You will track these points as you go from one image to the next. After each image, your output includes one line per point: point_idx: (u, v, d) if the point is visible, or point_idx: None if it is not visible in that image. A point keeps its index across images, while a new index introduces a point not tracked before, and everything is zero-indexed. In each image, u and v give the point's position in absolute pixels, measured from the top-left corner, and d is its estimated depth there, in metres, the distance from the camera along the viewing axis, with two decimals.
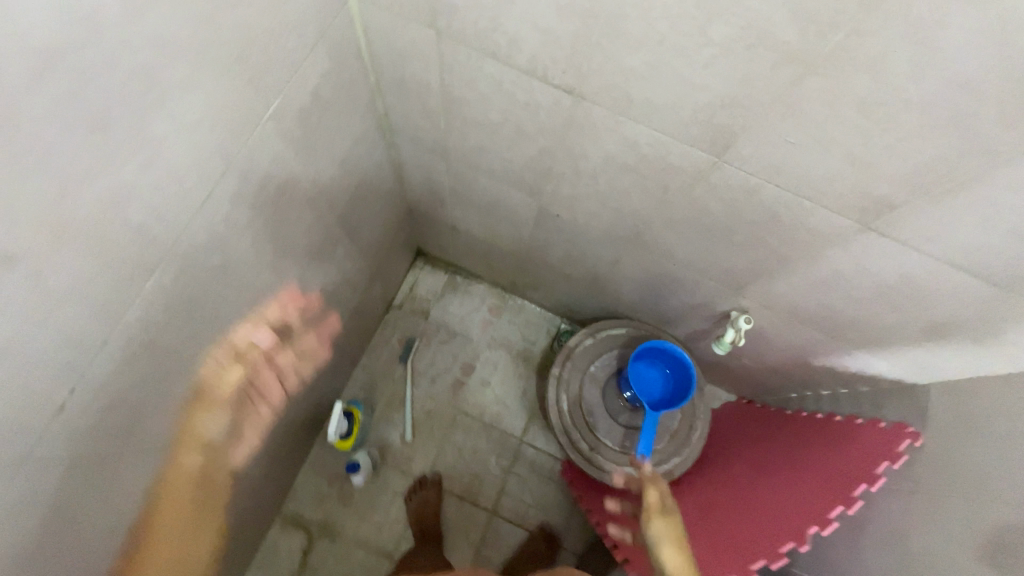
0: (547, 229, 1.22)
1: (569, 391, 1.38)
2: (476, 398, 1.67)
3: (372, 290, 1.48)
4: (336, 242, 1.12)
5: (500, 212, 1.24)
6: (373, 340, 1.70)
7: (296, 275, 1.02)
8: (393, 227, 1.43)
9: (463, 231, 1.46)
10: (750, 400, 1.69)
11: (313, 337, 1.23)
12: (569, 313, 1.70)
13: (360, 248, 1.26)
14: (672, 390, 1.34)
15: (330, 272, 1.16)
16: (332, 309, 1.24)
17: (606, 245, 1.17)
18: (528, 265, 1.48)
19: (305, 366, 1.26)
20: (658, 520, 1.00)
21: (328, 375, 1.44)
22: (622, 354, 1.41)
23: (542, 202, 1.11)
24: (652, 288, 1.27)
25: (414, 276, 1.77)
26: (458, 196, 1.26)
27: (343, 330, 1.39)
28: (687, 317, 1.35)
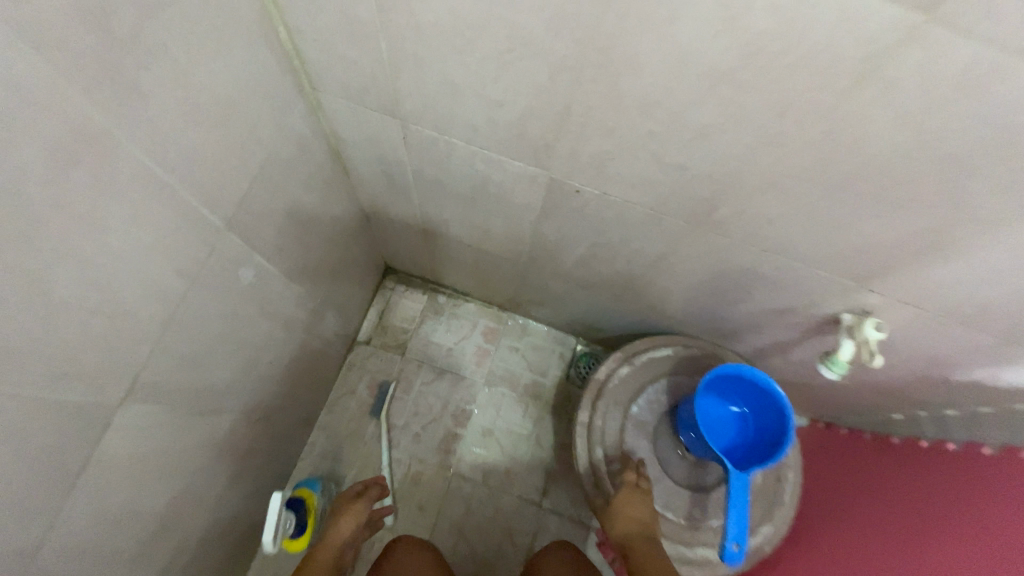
0: (562, 218, 0.82)
1: (605, 443, 0.97)
2: (476, 455, 1.25)
3: (322, 325, 1.07)
4: (240, 259, 0.71)
5: (490, 201, 0.85)
6: (334, 389, 1.28)
7: (163, 316, 0.61)
8: (341, 237, 1.02)
9: (440, 235, 1.07)
10: (829, 427, 1.29)
11: (225, 407, 0.81)
12: (587, 332, 1.30)
13: (289, 267, 0.85)
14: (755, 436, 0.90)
15: (238, 308, 0.75)
16: (252, 361, 0.83)
17: (653, 234, 0.78)
18: (533, 273, 1.08)
19: (218, 449, 0.84)
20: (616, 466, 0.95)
21: (266, 450, 1.01)
22: (674, 385, 1.01)
23: (556, 172, 0.72)
24: (715, 291, 0.88)
25: (383, 300, 1.36)
26: (427, 182, 0.87)
27: (281, 386, 0.97)
28: (762, 328, 0.95)
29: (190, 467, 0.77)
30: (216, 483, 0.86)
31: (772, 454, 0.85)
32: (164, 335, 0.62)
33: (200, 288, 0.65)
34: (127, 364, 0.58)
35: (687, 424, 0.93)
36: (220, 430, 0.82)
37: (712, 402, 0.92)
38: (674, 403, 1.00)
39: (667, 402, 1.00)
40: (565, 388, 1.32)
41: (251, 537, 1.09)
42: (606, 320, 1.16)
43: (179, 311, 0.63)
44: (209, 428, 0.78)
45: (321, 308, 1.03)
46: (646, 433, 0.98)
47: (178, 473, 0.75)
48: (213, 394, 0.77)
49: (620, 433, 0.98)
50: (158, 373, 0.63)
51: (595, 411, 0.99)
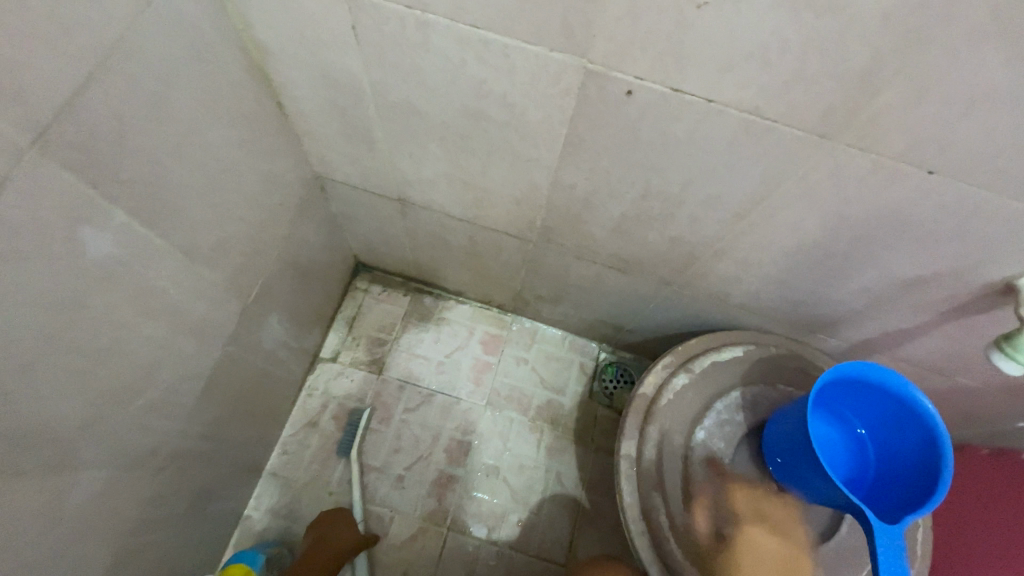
0: (599, 151, 0.55)
1: (664, 485, 0.67)
2: (478, 502, 0.95)
3: (264, 334, 0.78)
4: (79, 211, 0.43)
5: (492, 134, 0.58)
6: (289, 423, 0.97)
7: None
8: (286, 212, 0.74)
9: (422, 206, 0.79)
10: None
11: (83, 462, 0.51)
12: (614, 337, 1.02)
13: (193, 242, 0.57)
14: (886, 470, 0.63)
15: (87, 297, 0.46)
16: (133, 385, 0.54)
17: (743, 163, 0.51)
18: (548, 254, 0.80)
19: (79, 527, 0.53)
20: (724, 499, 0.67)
21: (181, 516, 0.70)
22: (753, 397, 0.72)
23: (599, 54, 0.45)
24: (819, 259, 0.61)
25: (354, 305, 1.07)
26: (398, 113, 0.59)
27: (199, 423, 0.67)
28: (873, 312, 0.69)
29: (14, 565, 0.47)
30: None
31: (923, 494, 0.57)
32: None
33: None
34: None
35: (773, 447, 0.66)
36: (79, 498, 0.52)
37: (816, 422, 0.65)
38: (755, 424, 0.71)
39: (746, 423, 0.71)
40: (588, 409, 1.04)
41: None
42: (643, 315, 0.89)
43: None
44: (50, 498, 0.48)
45: (259, 310, 0.74)
46: (723, 470, 0.68)
47: None
48: (54, 441, 0.47)
49: (685, 470, 0.68)
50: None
51: (645, 441, 0.70)
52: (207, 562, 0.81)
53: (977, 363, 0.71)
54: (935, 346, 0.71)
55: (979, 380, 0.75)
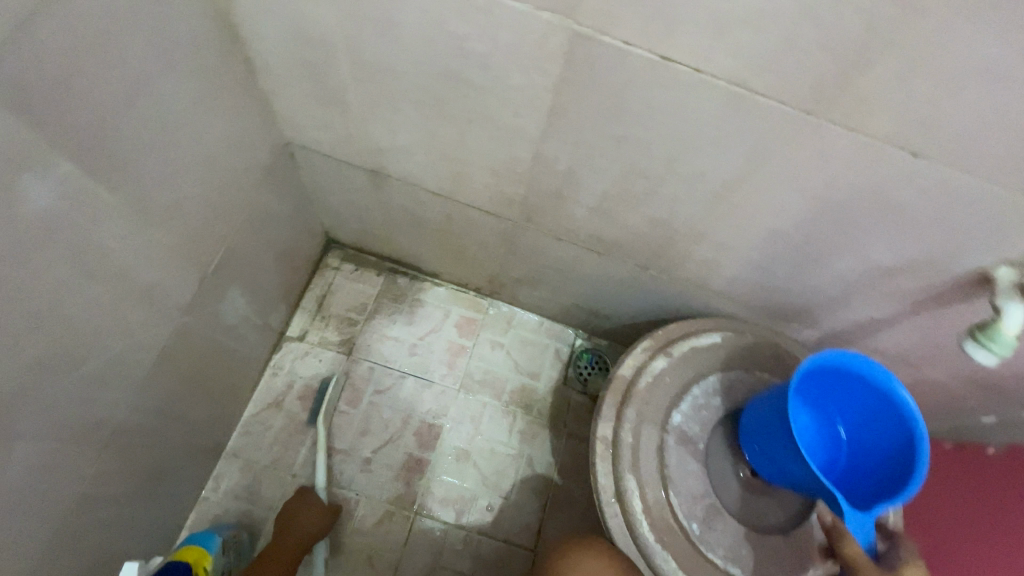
0: (583, 123, 0.53)
1: (638, 466, 0.67)
2: (447, 486, 0.94)
3: (226, 307, 0.74)
4: (16, 155, 0.39)
5: (472, 100, 0.55)
6: (252, 401, 0.93)
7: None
8: (252, 177, 0.70)
9: (398, 179, 0.76)
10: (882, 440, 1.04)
11: (18, 433, 0.46)
12: (590, 322, 1.01)
13: (147, 201, 0.53)
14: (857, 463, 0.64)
15: (23, 251, 0.42)
16: (75, 352, 0.50)
17: (730, 140, 0.50)
18: (526, 234, 0.78)
19: (12, 504, 0.49)
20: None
21: (130, 496, 0.66)
22: (729, 383, 0.73)
23: (588, 14, 0.42)
24: (800, 244, 0.61)
25: (324, 283, 1.03)
26: (374, 74, 0.56)
27: (151, 397, 0.63)
28: (848, 302, 0.69)
29: None
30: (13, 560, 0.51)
31: (894, 483, 0.58)
32: None
33: None
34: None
35: (750, 440, 0.65)
36: (12, 473, 0.48)
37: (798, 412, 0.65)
38: (730, 409, 0.72)
39: (723, 408, 0.72)
40: (562, 395, 1.03)
41: None
42: (619, 301, 0.88)
43: None
44: None
45: (220, 280, 0.70)
46: (697, 453, 0.69)
47: None
48: None
49: (661, 453, 0.68)
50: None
51: (622, 422, 0.69)
52: (158, 544, 0.77)
53: (944, 354, 0.72)
54: (905, 337, 0.71)
55: (945, 372, 0.76)
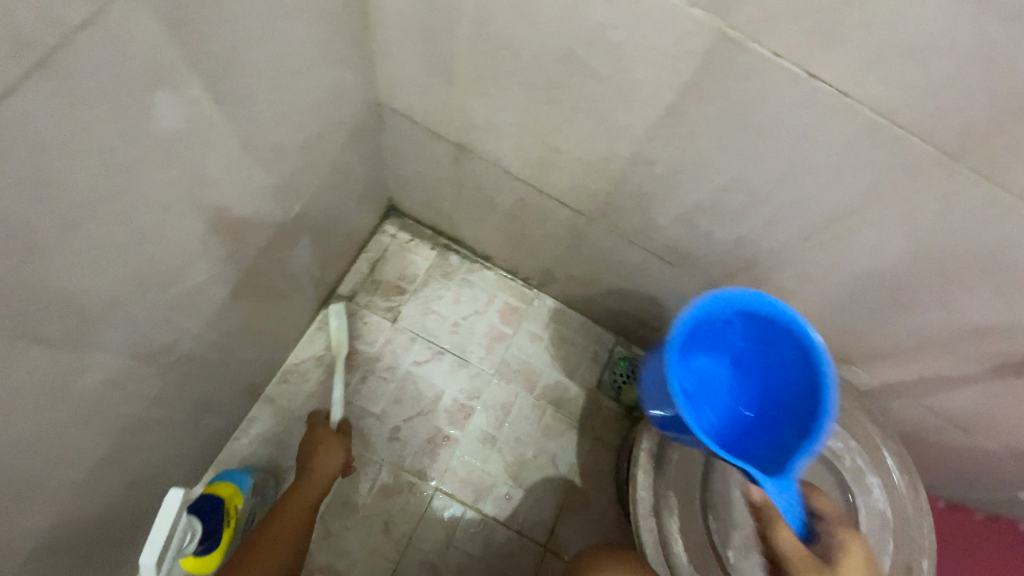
0: (699, 129, 0.52)
1: (681, 484, 0.68)
2: (469, 468, 0.94)
3: (293, 255, 0.74)
4: (160, 70, 0.39)
5: (588, 89, 0.54)
6: (295, 351, 0.94)
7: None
8: (342, 131, 0.70)
9: (480, 156, 0.75)
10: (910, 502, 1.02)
11: (103, 344, 0.47)
12: (635, 331, 1.00)
13: (253, 137, 0.53)
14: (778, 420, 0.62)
15: (146, 166, 0.42)
16: (166, 274, 0.50)
17: (852, 170, 0.48)
18: (597, 232, 0.77)
19: (85, 413, 0.50)
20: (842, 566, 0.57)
21: (178, 423, 0.67)
22: None
23: (741, 18, 0.41)
24: (889, 287, 0.59)
25: (378, 248, 1.04)
26: (492, 48, 0.55)
27: (215, 331, 0.64)
28: (920, 354, 0.67)
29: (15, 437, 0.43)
30: (74, 467, 0.52)
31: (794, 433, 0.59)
32: None
33: (43, 69, 0.31)
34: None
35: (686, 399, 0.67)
36: (91, 382, 0.48)
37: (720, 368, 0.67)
38: None
39: None
40: (594, 399, 1.02)
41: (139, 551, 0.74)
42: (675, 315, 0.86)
43: None
44: (65, 375, 0.44)
45: (294, 229, 0.70)
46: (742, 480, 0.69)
47: None
48: (80, 313, 0.43)
49: (704, 474, 0.69)
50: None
51: (669, 439, 0.70)
52: (190, 475, 0.79)
53: (1008, 425, 0.69)
54: (971, 400, 0.69)
55: (1002, 444, 0.74)
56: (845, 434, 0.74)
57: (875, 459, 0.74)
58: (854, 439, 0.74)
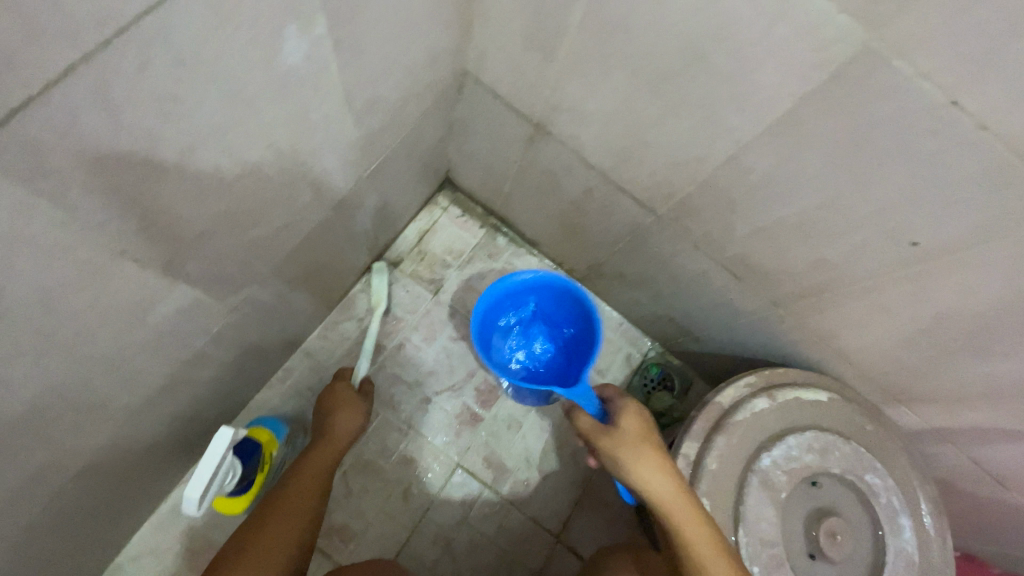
0: (811, 141, 0.50)
1: (716, 495, 0.68)
2: (492, 449, 0.94)
3: (357, 214, 0.74)
4: (299, 4, 0.38)
5: (698, 87, 0.53)
6: (336, 310, 0.93)
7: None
8: (427, 96, 0.69)
9: (558, 140, 0.74)
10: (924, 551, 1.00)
11: (186, 272, 0.47)
12: (674, 339, 0.99)
13: (356, 87, 0.52)
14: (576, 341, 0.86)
15: (263, 99, 0.41)
16: (253, 212, 0.50)
17: (967, 206, 0.47)
18: (664, 233, 0.76)
19: (154, 340, 0.50)
20: (644, 465, 0.62)
21: (228, 363, 0.67)
22: (824, 444, 0.72)
23: (894, 33, 0.40)
24: (968, 330, 0.58)
25: (429, 219, 1.03)
26: (606, 30, 0.54)
27: (278, 277, 0.63)
28: (979, 403, 0.65)
29: (93, 352, 0.43)
30: (133, 390, 0.52)
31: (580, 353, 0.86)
32: (94, 52, 0.28)
33: None
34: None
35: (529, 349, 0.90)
36: (167, 309, 0.48)
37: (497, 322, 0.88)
38: (817, 469, 0.71)
39: (812, 466, 0.71)
40: None
41: (168, 481, 0.75)
42: (723, 328, 0.86)
43: (143, 19, 0.29)
44: (148, 297, 0.44)
45: (365, 186, 0.70)
46: (778, 502, 0.69)
47: (65, 358, 0.41)
48: (174, 238, 0.43)
49: (741, 489, 0.69)
50: (42, 131, 0.28)
51: (710, 448, 0.69)
52: (225, 415, 0.79)
53: None
54: (1020, 457, 0.68)
55: None
56: (884, 471, 0.72)
57: (911, 502, 0.72)
58: (892, 478, 0.73)
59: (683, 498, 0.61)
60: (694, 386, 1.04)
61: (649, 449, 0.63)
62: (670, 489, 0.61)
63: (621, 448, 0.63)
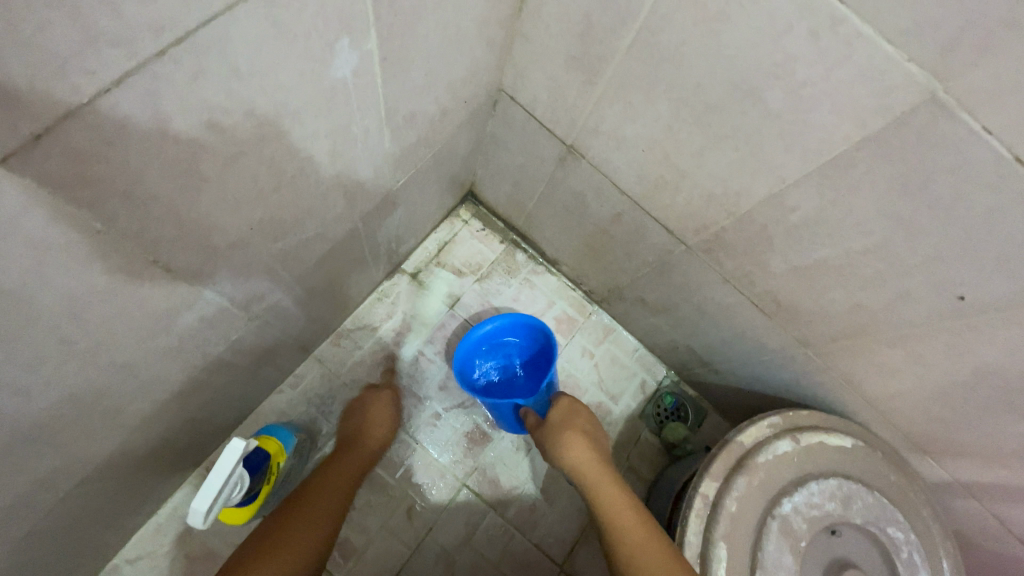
0: (862, 185, 0.49)
1: (733, 539, 0.65)
2: (499, 470, 0.92)
3: (383, 225, 0.73)
4: (354, 19, 0.37)
5: (747, 123, 0.52)
6: (351, 317, 0.92)
7: (159, 8, 0.25)
8: (463, 111, 0.68)
9: (590, 162, 0.73)
10: None
11: (214, 282, 0.46)
12: (691, 368, 0.98)
13: (397, 101, 0.51)
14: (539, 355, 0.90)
15: (309, 112, 0.40)
16: (285, 223, 0.49)
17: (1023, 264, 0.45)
18: (691, 263, 0.75)
19: (175, 347, 0.49)
20: (569, 444, 0.74)
21: (243, 369, 0.66)
22: (847, 492, 0.70)
23: (965, 85, 0.39)
24: (1009, 388, 0.56)
25: (450, 231, 1.02)
26: (655, 57, 0.53)
27: (301, 285, 0.62)
28: (1011, 462, 0.63)
29: (113, 359, 0.42)
30: (149, 396, 0.51)
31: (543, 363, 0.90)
32: (149, 60, 0.27)
33: None
34: (12, 61, 0.22)
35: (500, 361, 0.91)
36: (191, 316, 0.47)
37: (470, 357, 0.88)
38: (837, 518, 0.69)
39: (832, 514, 0.69)
40: (635, 427, 1.00)
41: (171, 484, 0.73)
42: (744, 362, 0.84)
43: (202, 29, 0.28)
44: (174, 305, 0.43)
45: (393, 198, 0.69)
46: (797, 551, 0.66)
47: (86, 365, 0.40)
48: (206, 247, 0.41)
49: (759, 534, 0.66)
50: (88, 139, 0.27)
51: (729, 489, 0.67)
52: (233, 420, 0.78)
53: None
54: None
55: None
56: (906, 524, 0.70)
57: (931, 559, 0.70)
58: (914, 532, 0.70)
59: (598, 463, 0.73)
60: (707, 418, 1.02)
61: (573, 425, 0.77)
62: (586, 455, 0.73)
63: (550, 426, 0.78)
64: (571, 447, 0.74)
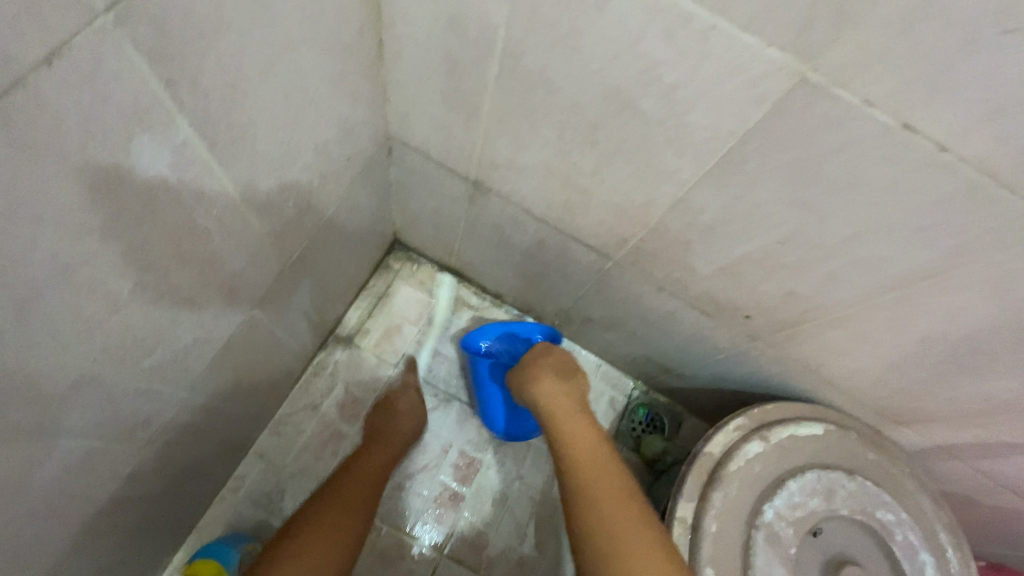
0: (761, 179, 0.46)
1: (719, 561, 0.61)
2: (477, 530, 0.86)
3: (291, 302, 0.67)
4: (142, 112, 0.32)
5: (633, 132, 0.48)
6: (289, 400, 0.87)
7: None
8: (350, 169, 0.64)
9: (498, 195, 0.69)
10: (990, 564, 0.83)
11: (67, 427, 0.40)
12: (657, 376, 0.94)
13: (251, 181, 0.46)
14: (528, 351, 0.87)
15: (120, 225, 0.35)
16: (145, 342, 0.43)
17: (942, 226, 0.43)
18: (625, 277, 0.71)
19: (43, 505, 0.43)
20: (568, 406, 0.69)
21: (156, 493, 0.60)
22: (828, 483, 0.66)
23: (831, 61, 0.36)
24: (961, 350, 0.53)
25: (381, 283, 0.96)
26: (524, 82, 0.49)
27: (201, 393, 0.57)
28: (985, 422, 0.60)
29: None
30: (27, 565, 0.45)
31: None
32: None
33: None
34: None
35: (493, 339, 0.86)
36: (51, 471, 0.41)
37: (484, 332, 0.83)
38: (824, 514, 0.65)
39: (818, 511, 0.65)
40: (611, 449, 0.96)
41: None
42: (703, 363, 0.80)
43: None
44: (16, 468, 0.38)
45: (292, 275, 0.64)
46: (787, 559, 0.62)
47: None
48: (37, 399, 0.36)
49: (747, 551, 0.62)
50: None
51: (706, 506, 0.63)
52: (165, 542, 0.71)
53: None
54: None
55: None
56: (895, 504, 0.67)
57: (928, 535, 0.67)
58: (903, 510, 0.67)
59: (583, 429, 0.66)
60: (684, 422, 0.98)
61: (558, 396, 0.69)
62: (570, 421, 0.67)
63: (532, 390, 0.72)
64: (570, 406, 0.69)
